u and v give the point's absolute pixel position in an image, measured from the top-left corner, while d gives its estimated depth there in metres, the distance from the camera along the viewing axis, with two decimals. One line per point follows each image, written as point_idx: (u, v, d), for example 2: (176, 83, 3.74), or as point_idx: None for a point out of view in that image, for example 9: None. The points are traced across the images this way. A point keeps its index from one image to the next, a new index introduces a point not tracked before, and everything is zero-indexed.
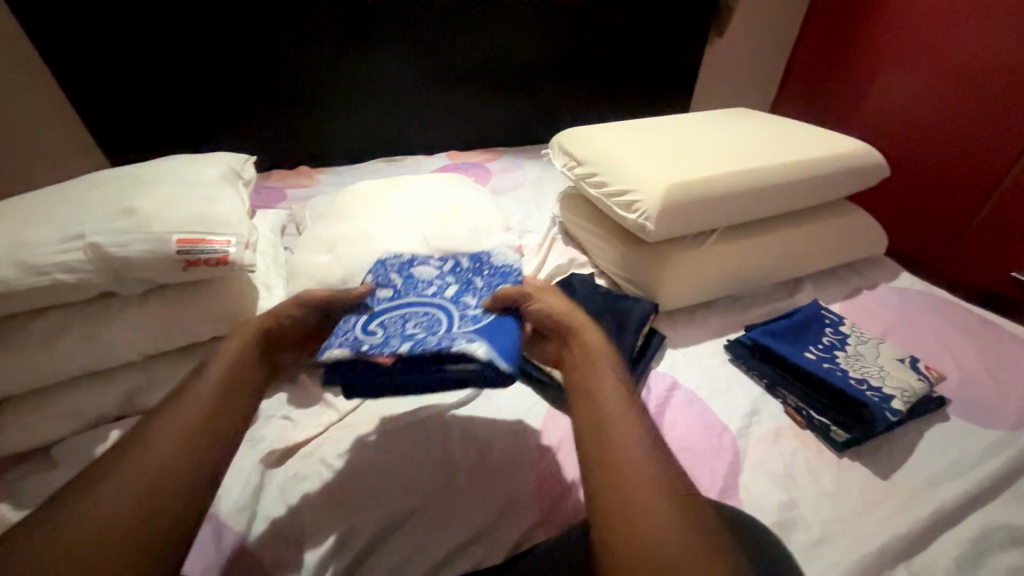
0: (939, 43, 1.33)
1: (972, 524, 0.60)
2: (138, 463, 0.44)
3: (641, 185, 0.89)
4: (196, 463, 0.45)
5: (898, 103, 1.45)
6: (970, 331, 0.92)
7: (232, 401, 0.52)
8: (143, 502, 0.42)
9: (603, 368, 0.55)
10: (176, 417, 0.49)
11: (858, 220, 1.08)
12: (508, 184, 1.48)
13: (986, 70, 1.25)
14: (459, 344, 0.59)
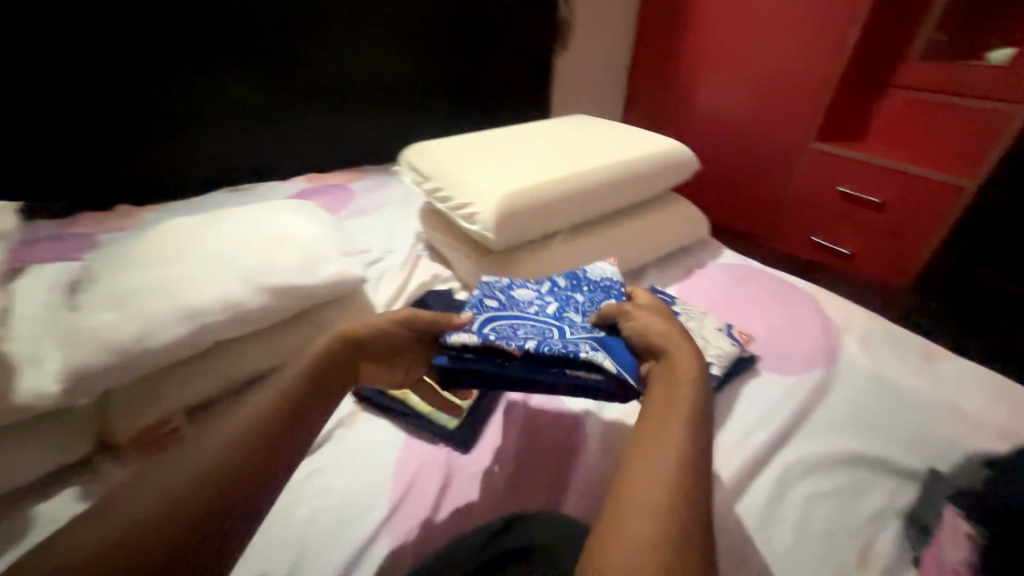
0: (747, 60, 1.81)
1: (778, 463, 0.69)
2: (147, 492, 0.47)
3: (478, 198, 0.90)
4: (201, 498, 0.47)
5: (725, 104, 1.91)
6: (777, 291, 1.08)
7: (293, 415, 0.55)
8: (129, 538, 0.44)
9: (682, 365, 0.59)
10: (240, 417, 0.54)
11: (683, 208, 1.22)
12: (373, 205, 1.46)
13: (783, 79, 1.74)
14: (588, 352, 0.64)
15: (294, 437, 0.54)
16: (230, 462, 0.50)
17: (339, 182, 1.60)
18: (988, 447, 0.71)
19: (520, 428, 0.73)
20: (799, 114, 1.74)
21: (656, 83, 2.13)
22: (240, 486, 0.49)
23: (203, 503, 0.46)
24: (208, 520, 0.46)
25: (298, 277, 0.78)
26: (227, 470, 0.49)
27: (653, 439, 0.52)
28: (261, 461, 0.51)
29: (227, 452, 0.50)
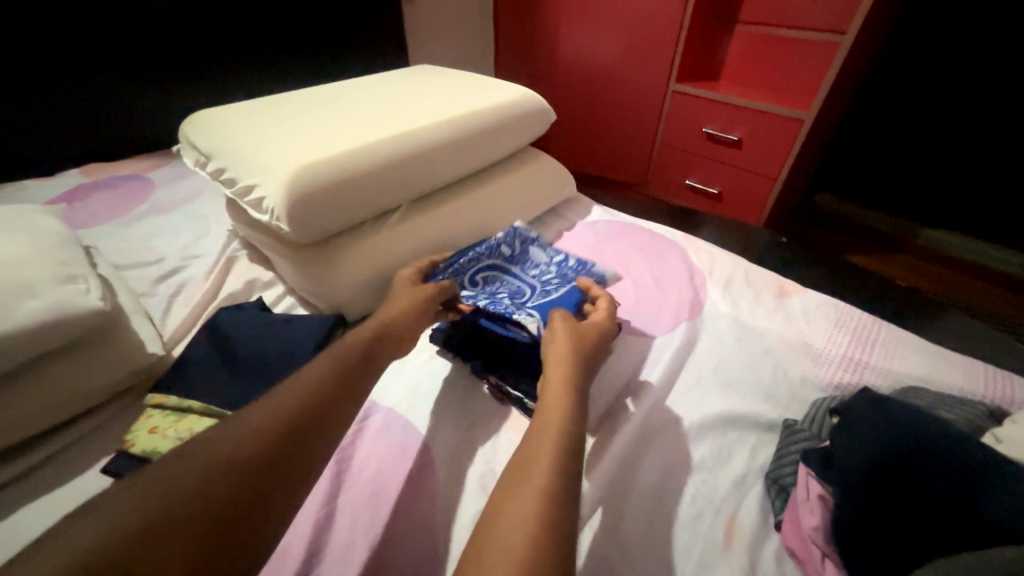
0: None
1: (648, 441, 0.62)
2: (180, 473, 0.41)
3: (266, 177, 0.68)
4: (245, 484, 0.42)
5: (590, 49, 1.81)
6: (644, 245, 1.02)
7: (330, 412, 0.50)
8: (164, 524, 0.37)
9: (553, 383, 0.56)
10: (266, 413, 0.48)
11: (545, 164, 1.11)
12: (176, 198, 1.15)
13: (640, 19, 1.66)
14: (521, 316, 0.68)
15: (340, 419, 0.51)
16: (276, 444, 0.45)
17: (129, 173, 1.24)
18: (833, 377, 0.72)
19: (352, 467, 0.58)
20: (659, 55, 1.69)
21: (518, 29, 1.96)
22: (287, 472, 0.44)
23: (251, 488, 0.42)
24: (253, 507, 0.41)
25: None
26: (272, 453, 0.44)
27: (532, 454, 0.47)
28: (302, 446, 0.46)
29: (270, 431, 0.46)
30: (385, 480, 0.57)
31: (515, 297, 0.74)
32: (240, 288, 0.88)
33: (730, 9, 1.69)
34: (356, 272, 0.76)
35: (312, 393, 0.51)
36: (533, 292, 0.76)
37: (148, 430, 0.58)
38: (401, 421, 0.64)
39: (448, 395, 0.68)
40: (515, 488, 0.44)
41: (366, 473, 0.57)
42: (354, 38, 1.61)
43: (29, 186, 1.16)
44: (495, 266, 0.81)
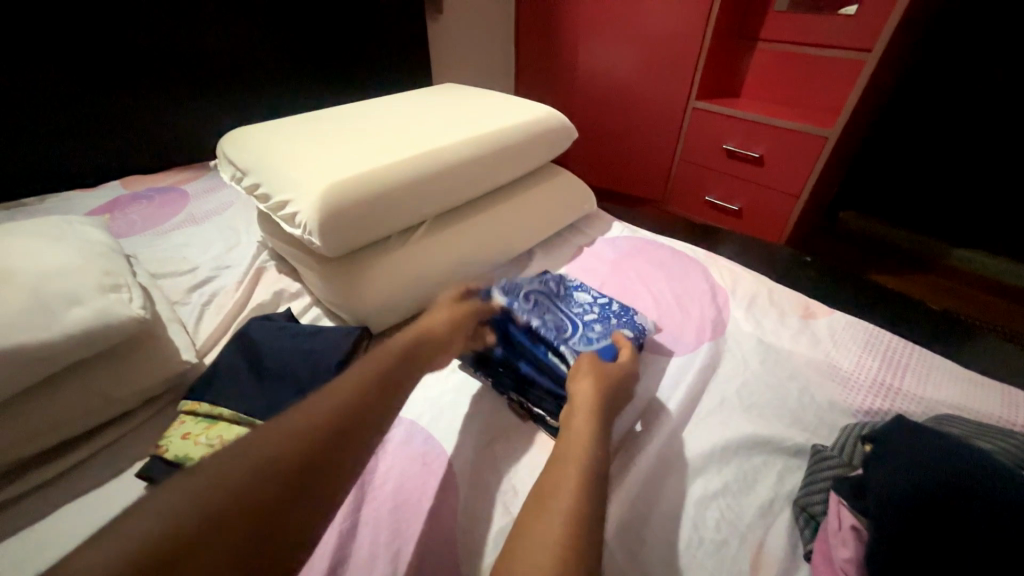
0: (626, 17, 1.72)
1: (670, 464, 0.61)
2: (240, 463, 0.41)
3: (300, 192, 0.71)
4: (302, 480, 0.42)
5: (609, 66, 1.84)
6: (666, 262, 1.02)
7: (375, 413, 0.50)
8: (228, 514, 0.37)
9: (579, 418, 0.55)
10: (317, 408, 0.48)
11: (567, 181, 1.12)
12: (210, 208, 1.20)
13: (660, 38, 1.69)
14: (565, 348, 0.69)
15: (387, 421, 0.51)
16: (331, 441, 0.45)
17: (165, 184, 1.30)
18: (862, 402, 0.70)
19: (376, 478, 0.59)
20: (680, 73, 1.70)
21: (539, 47, 2.00)
22: (340, 470, 0.44)
23: (307, 481, 0.42)
24: (299, 512, 0.40)
25: (21, 327, 0.55)
26: (326, 450, 0.44)
27: (555, 478, 0.47)
28: (354, 443, 0.46)
29: (322, 426, 0.46)
30: (408, 493, 0.57)
31: (557, 330, 0.72)
32: (268, 298, 0.90)
33: (753, 27, 1.69)
34: (385, 286, 0.78)
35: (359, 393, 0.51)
36: (577, 327, 0.75)
37: (180, 436, 0.60)
38: (424, 433, 0.65)
39: (469, 410, 0.69)
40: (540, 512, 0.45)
41: (390, 485, 0.58)
42: (380, 56, 1.67)
43: (73, 196, 1.22)
44: (543, 294, 0.80)
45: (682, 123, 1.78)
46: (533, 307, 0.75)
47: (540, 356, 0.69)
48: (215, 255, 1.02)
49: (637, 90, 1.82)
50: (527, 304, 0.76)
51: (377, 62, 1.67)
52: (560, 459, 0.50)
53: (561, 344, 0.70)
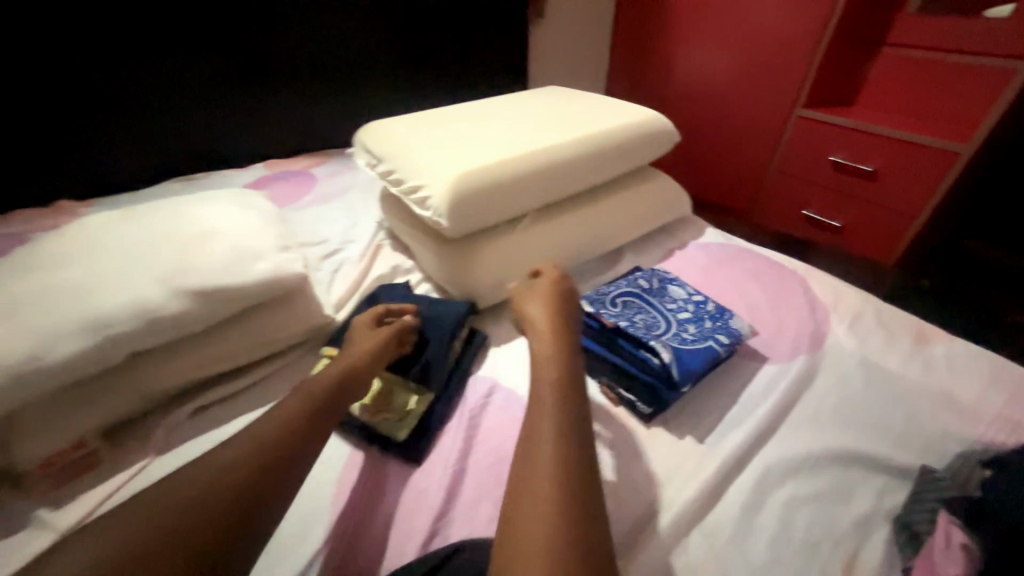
0: (732, 22, 1.68)
1: (757, 464, 0.62)
2: (175, 492, 0.44)
3: (431, 180, 0.81)
4: (241, 490, 0.46)
5: (709, 71, 1.80)
6: (761, 272, 1.00)
7: (302, 439, 0.52)
8: (154, 537, 0.41)
9: (547, 370, 0.57)
10: (254, 437, 0.50)
11: (663, 185, 1.14)
12: (334, 190, 1.37)
13: (769, 44, 1.63)
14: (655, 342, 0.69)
15: (322, 428, 0.55)
16: (266, 452, 0.49)
17: (298, 167, 1.46)
18: (979, 435, 0.66)
19: (478, 433, 0.67)
20: (787, 80, 1.63)
21: (639, 51, 2.01)
22: (270, 475, 0.48)
23: (240, 509, 0.45)
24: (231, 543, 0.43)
25: (226, 274, 0.70)
26: (261, 460, 0.48)
27: (537, 425, 0.50)
28: (281, 470, 0.49)
29: (237, 475, 0.46)
30: (506, 450, 0.64)
31: (647, 327, 0.74)
32: (384, 272, 1.02)
33: (879, 32, 1.57)
34: (491, 268, 0.87)
35: (296, 407, 0.54)
36: (671, 326, 0.77)
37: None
38: (519, 402, 0.71)
39: None
40: (531, 450, 0.48)
41: (491, 441, 0.65)
42: (488, 60, 1.77)
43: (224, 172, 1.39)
44: (634, 294, 0.83)
45: (782, 134, 1.69)
46: (621, 310, 0.78)
47: (626, 347, 0.71)
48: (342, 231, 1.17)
49: (736, 97, 1.77)
50: (615, 307, 0.78)
51: (483, 66, 1.77)
52: (535, 413, 0.52)
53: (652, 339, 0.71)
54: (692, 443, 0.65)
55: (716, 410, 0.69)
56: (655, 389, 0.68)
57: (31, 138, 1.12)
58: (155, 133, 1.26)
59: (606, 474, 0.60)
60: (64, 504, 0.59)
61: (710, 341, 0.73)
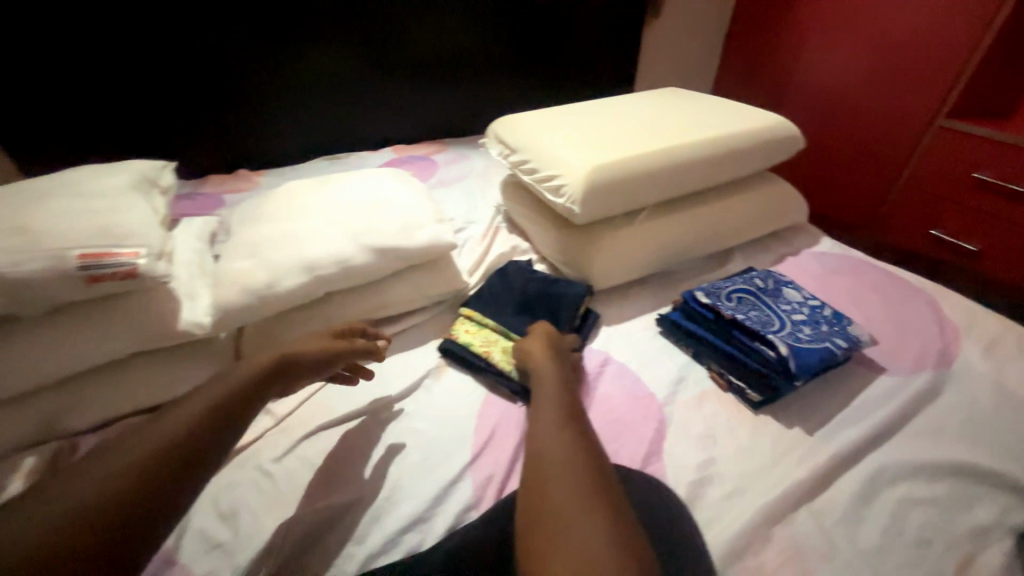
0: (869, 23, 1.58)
1: (869, 463, 0.65)
2: (121, 461, 0.49)
3: (567, 169, 0.91)
4: (175, 465, 0.50)
5: (833, 76, 1.71)
6: (886, 285, 0.98)
7: (234, 418, 0.58)
8: (108, 499, 0.46)
9: (542, 408, 0.62)
10: (172, 418, 0.54)
11: (781, 190, 1.14)
12: (454, 176, 1.44)
13: (911, 46, 1.51)
14: (772, 336, 0.73)
15: (249, 409, 0.60)
16: (197, 431, 0.53)
17: (420, 153, 1.52)
18: None
19: (596, 395, 0.75)
20: (925, 88, 1.51)
21: (757, 54, 1.97)
22: (206, 454, 0.53)
23: (171, 470, 0.50)
24: (163, 499, 0.48)
25: (398, 237, 0.85)
26: (195, 436, 0.53)
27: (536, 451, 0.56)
28: (216, 439, 0.55)
29: (173, 444, 0.51)
30: (621, 413, 0.72)
31: (763, 323, 0.78)
32: (505, 251, 1.11)
33: None
34: (609, 253, 0.95)
35: (232, 391, 0.60)
36: (786, 325, 0.79)
37: (462, 331, 0.85)
38: (632, 375, 0.79)
39: (672, 368, 0.80)
40: (538, 468, 0.54)
41: (608, 403, 0.73)
42: (606, 61, 1.77)
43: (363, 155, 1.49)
44: (748, 291, 0.87)
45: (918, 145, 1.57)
46: (736, 305, 0.82)
47: (740, 339, 0.76)
48: (465, 212, 1.28)
49: (863, 105, 1.66)
50: (730, 302, 0.83)
51: (601, 67, 1.78)
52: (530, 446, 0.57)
53: (769, 333, 0.75)
54: (802, 433, 0.69)
55: (827, 408, 0.72)
56: (767, 379, 0.72)
57: (226, 114, 1.31)
58: (318, 116, 1.42)
59: (714, 447, 0.67)
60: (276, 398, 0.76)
61: (827, 342, 0.75)
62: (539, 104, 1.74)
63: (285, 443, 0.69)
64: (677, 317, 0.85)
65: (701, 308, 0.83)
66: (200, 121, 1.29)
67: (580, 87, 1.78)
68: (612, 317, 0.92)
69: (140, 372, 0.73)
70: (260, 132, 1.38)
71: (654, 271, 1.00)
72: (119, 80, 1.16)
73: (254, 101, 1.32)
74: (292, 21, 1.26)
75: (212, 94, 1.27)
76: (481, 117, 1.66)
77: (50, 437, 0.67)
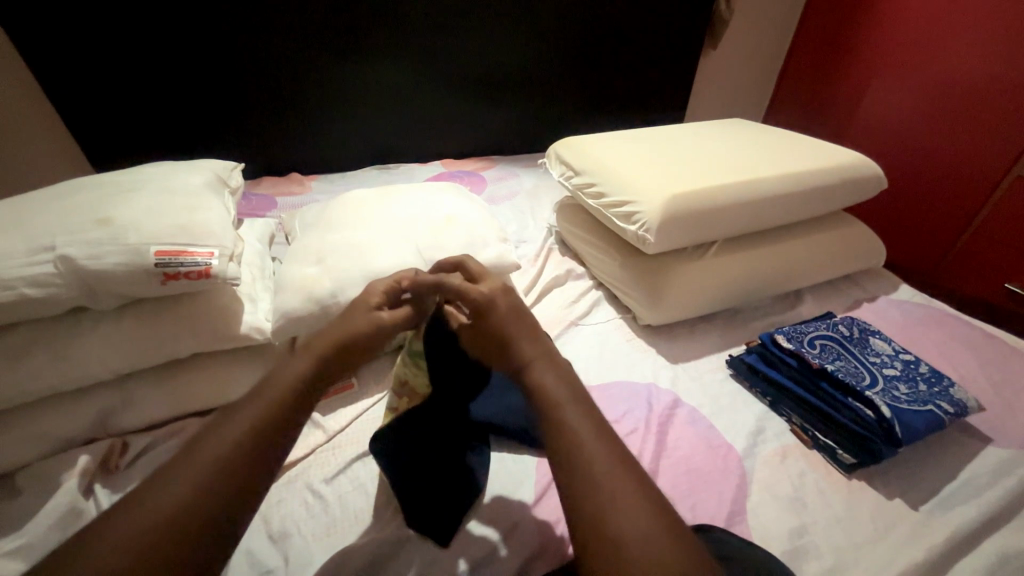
0: (925, 63, 1.45)
1: (986, 550, 0.58)
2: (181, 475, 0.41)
3: (639, 197, 0.89)
4: (239, 486, 0.42)
5: (885, 119, 1.58)
6: (980, 344, 0.90)
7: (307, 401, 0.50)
8: (168, 537, 0.38)
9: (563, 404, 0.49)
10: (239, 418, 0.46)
11: (856, 231, 1.08)
12: (503, 194, 1.33)
13: (975, 88, 1.35)
14: (870, 393, 0.67)
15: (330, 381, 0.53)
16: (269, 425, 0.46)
17: (469, 168, 1.47)
18: None
19: (668, 440, 0.69)
20: (1010, 124, 1.29)
21: (814, 84, 1.83)
22: (265, 478, 0.44)
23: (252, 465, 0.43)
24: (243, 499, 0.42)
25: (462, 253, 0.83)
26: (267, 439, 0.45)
27: (577, 461, 0.45)
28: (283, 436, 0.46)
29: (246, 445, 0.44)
30: (697, 463, 0.66)
31: (854, 377, 0.71)
32: (560, 274, 1.03)
33: None
34: (678, 286, 0.89)
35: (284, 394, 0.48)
36: (879, 380, 0.72)
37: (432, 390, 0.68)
38: (705, 421, 0.73)
39: (748, 416, 0.74)
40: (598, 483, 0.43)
41: (681, 452, 0.67)
42: (661, 90, 1.74)
43: (411, 167, 1.47)
44: (834, 339, 0.79)
45: (988, 195, 1.37)
46: (823, 353, 0.75)
47: (831, 393, 0.69)
48: (517, 228, 1.19)
49: (924, 149, 1.48)
50: (815, 348, 0.76)
51: (656, 96, 1.75)
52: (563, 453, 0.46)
53: (864, 390, 0.68)
54: (904, 507, 0.62)
55: (930, 480, 0.65)
56: (865, 442, 0.65)
57: (291, 119, 1.34)
58: (375, 125, 1.43)
59: (804, 513, 0.61)
60: (328, 414, 0.72)
61: (931, 405, 0.68)
62: (592, 126, 1.71)
63: (335, 463, 0.65)
64: (752, 360, 0.79)
65: (782, 354, 0.76)
66: (264, 123, 1.32)
67: (635, 114, 1.75)
68: (677, 355, 0.86)
69: (188, 376, 0.70)
70: (319, 137, 1.39)
71: (721, 307, 0.94)
72: (193, 81, 1.20)
73: (316, 108, 1.34)
74: (365, 32, 1.28)
75: (278, 98, 1.30)
76: (534, 136, 1.64)
77: (104, 435, 0.65)
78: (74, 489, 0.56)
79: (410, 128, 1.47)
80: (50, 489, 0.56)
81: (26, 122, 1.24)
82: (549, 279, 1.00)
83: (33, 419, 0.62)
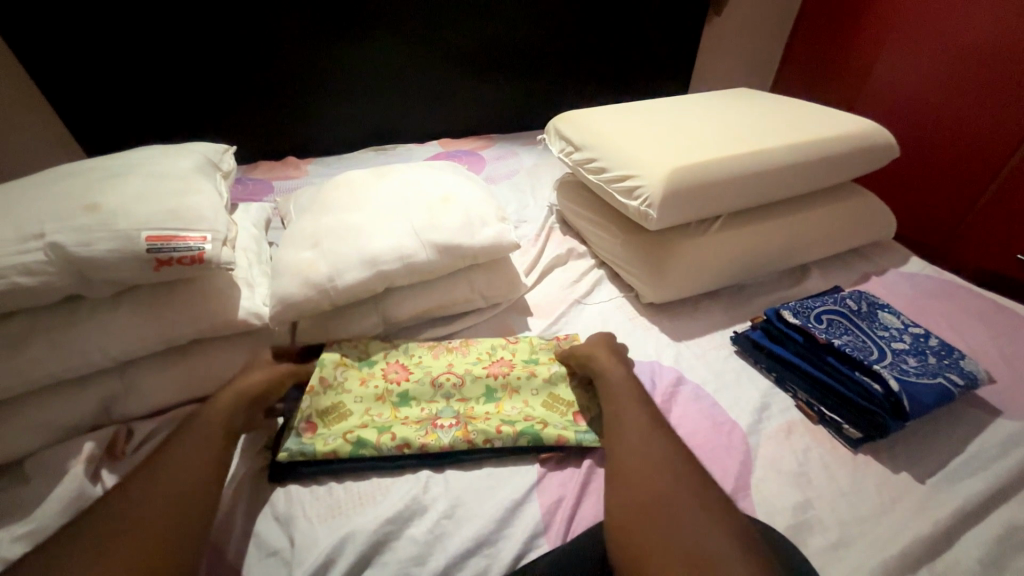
0: (942, 23, 1.37)
1: (994, 522, 0.57)
2: (154, 484, 0.51)
3: (641, 170, 0.86)
4: (202, 482, 0.53)
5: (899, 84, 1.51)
6: (991, 315, 0.88)
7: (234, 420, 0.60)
8: (162, 524, 0.48)
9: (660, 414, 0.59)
10: (190, 442, 0.56)
11: (867, 204, 1.05)
12: (503, 172, 1.30)
13: (993, 52, 1.28)
14: (878, 366, 0.65)
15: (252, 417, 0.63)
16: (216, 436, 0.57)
17: (468, 148, 1.43)
18: None
19: (672, 414, 0.69)
20: None
21: (824, 49, 1.75)
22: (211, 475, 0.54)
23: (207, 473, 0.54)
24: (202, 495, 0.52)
25: (459, 233, 0.80)
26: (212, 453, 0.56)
27: (640, 458, 0.55)
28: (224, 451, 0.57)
29: (201, 460, 0.55)
30: (700, 440, 0.65)
31: (862, 350, 0.69)
32: (561, 254, 1.00)
33: None
34: (683, 264, 0.87)
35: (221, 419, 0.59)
36: (886, 354, 0.70)
37: (477, 440, 0.63)
38: (711, 398, 0.72)
39: (753, 392, 0.73)
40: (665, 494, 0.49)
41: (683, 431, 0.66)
42: (667, 63, 1.68)
43: (408, 147, 1.43)
44: (841, 313, 0.77)
45: (1001, 164, 1.32)
46: (829, 328, 0.73)
47: (838, 368, 0.68)
48: (517, 208, 1.15)
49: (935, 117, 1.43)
50: (822, 323, 0.74)
51: (661, 69, 1.69)
52: (626, 444, 0.57)
53: (871, 363, 0.66)
54: (910, 480, 0.62)
55: (937, 453, 0.65)
56: (873, 416, 0.64)
57: (283, 99, 1.30)
58: (372, 104, 1.39)
59: (809, 489, 0.60)
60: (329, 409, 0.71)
61: (940, 377, 0.66)
62: (596, 101, 1.66)
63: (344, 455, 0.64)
64: (759, 334, 0.78)
65: (788, 329, 0.75)
66: (255, 103, 1.28)
67: (639, 87, 1.70)
68: (680, 333, 0.85)
69: (186, 360, 0.69)
70: (314, 118, 1.36)
71: (726, 284, 0.92)
72: (177, 64, 1.17)
73: (309, 88, 1.30)
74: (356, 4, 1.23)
75: (267, 77, 1.26)
76: (536, 112, 1.59)
77: (108, 421, 0.65)
78: (81, 475, 0.57)
79: (407, 106, 1.42)
80: (56, 474, 0.57)
81: (13, 109, 1.22)
82: (549, 258, 0.98)
83: (38, 406, 0.62)
